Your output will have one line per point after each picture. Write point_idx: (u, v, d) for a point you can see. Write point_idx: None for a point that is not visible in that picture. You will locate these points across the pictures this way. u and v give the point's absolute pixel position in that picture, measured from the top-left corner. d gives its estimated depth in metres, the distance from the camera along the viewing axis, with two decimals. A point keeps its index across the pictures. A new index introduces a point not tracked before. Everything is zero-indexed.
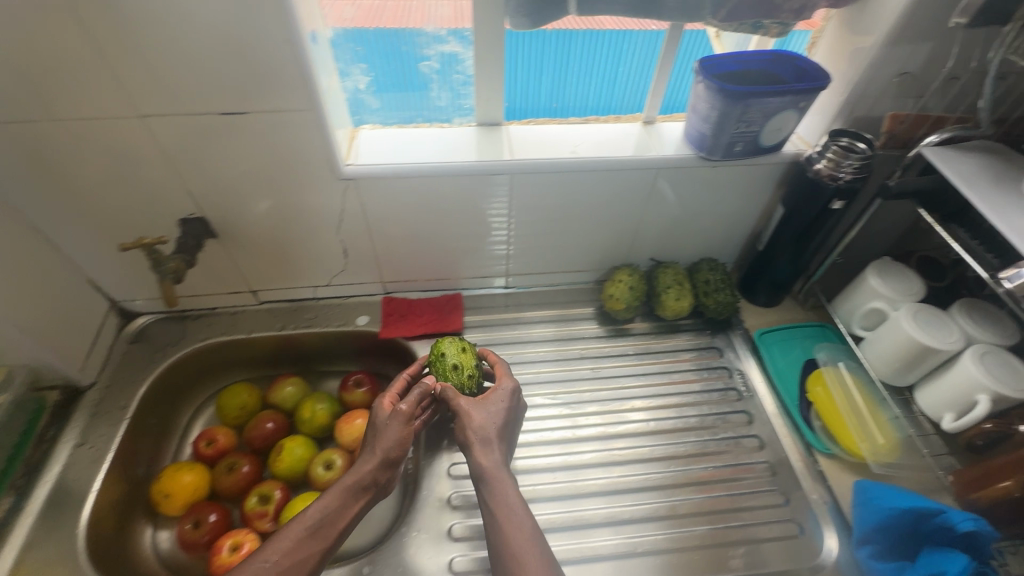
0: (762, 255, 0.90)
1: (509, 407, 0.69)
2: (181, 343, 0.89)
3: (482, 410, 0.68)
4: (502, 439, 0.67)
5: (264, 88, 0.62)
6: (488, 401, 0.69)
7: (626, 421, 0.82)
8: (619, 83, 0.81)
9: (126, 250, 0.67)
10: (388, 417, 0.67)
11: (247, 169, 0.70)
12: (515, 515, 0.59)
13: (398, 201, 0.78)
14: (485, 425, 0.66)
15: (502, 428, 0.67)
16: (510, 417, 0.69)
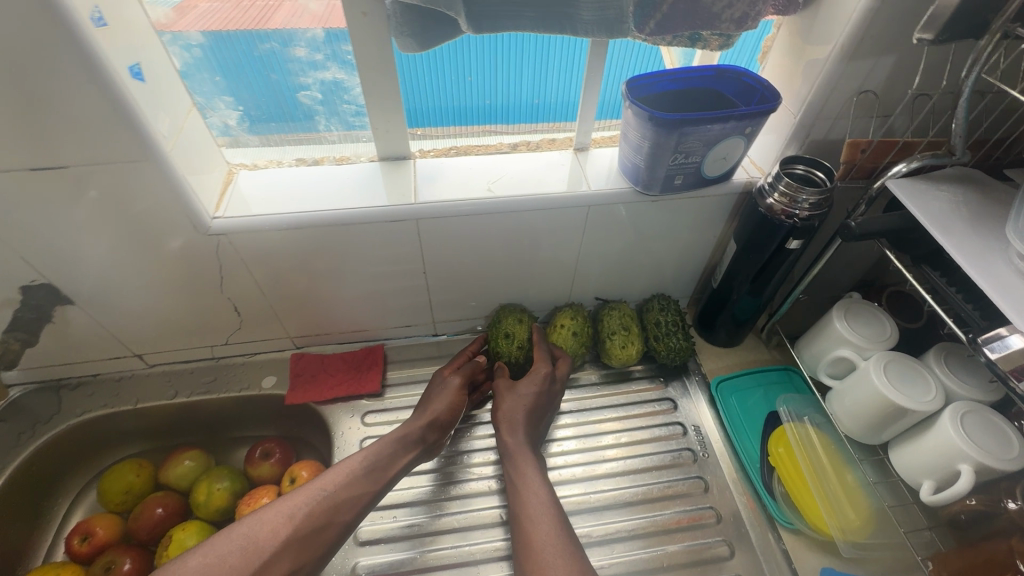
0: (718, 292, 0.79)
1: (544, 390, 0.72)
2: (54, 420, 0.77)
3: (520, 389, 0.72)
4: (531, 421, 0.70)
5: (84, 136, 0.50)
6: (524, 382, 0.72)
7: (598, 489, 0.72)
8: (546, 100, 0.71)
9: None
10: (442, 385, 0.75)
11: (92, 227, 0.58)
12: (531, 488, 0.63)
13: (287, 255, 0.67)
14: (520, 403, 0.70)
15: (534, 410, 0.70)
16: (547, 401, 0.72)
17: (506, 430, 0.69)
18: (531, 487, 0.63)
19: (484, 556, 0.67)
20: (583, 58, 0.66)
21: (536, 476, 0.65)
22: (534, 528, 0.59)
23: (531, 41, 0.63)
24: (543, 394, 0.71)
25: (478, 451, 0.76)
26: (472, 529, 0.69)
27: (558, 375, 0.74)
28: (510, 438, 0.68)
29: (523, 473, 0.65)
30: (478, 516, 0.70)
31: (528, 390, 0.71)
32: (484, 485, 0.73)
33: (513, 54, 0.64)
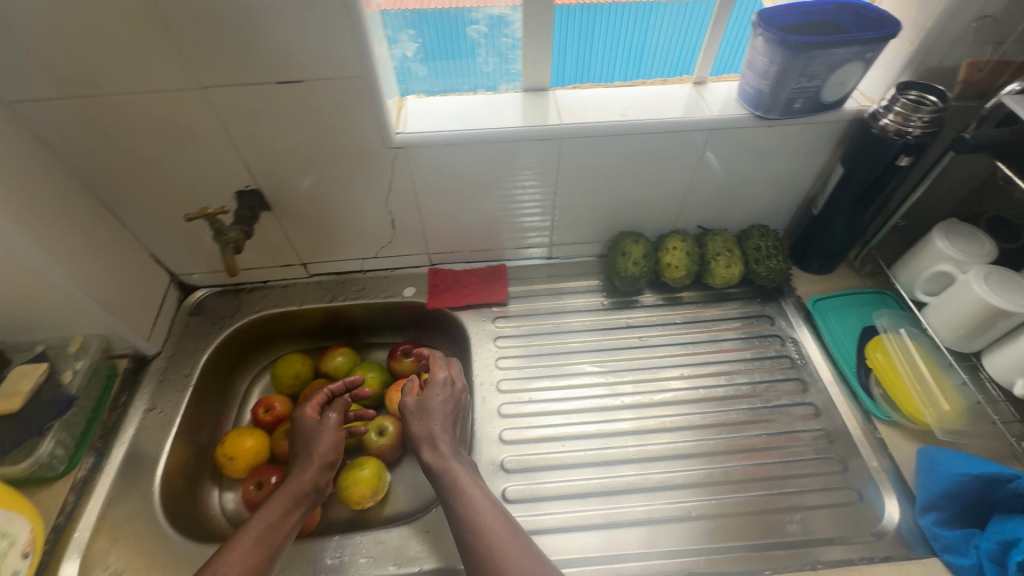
0: (816, 220, 0.86)
1: (454, 396, 0.72)
2: (238, 315, 0.92)
3: (432, 401, 0.71)
4: (450, 430, 0.69)
5: (321, 52, 0.62)
6: (432, 391, 0.72)
7: (666, 389, 0.82)
8: (671, 51, 0.80)
9: (191, 220, 0.68)
10: (320, 424, 0.73)
11: (301, 141, 0.71)
12: (473, 494, 0.62)
13: (446, 169, 0.78)
14: (436, 416, 0.70)
15: (448, 417, 0.70)
16: (459, 406, 0.72)
17: (430, 450, 0.67)
18: (469, 490, 0.62)
19: (607, 433, 0.78)
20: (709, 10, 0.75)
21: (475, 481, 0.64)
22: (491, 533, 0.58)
23: None
24: (454, 401, 0.71)
25: (592, 352, 0.87)
26: (596, 411, 0.80)
27: (457, 375, 0.74)
28: (434, 458, 0.66)
29: (455, 479, 0.64)
30: (598, 402, 0.81)
31: (435, 403, 0.70)
32: (603, 378, 0.84)
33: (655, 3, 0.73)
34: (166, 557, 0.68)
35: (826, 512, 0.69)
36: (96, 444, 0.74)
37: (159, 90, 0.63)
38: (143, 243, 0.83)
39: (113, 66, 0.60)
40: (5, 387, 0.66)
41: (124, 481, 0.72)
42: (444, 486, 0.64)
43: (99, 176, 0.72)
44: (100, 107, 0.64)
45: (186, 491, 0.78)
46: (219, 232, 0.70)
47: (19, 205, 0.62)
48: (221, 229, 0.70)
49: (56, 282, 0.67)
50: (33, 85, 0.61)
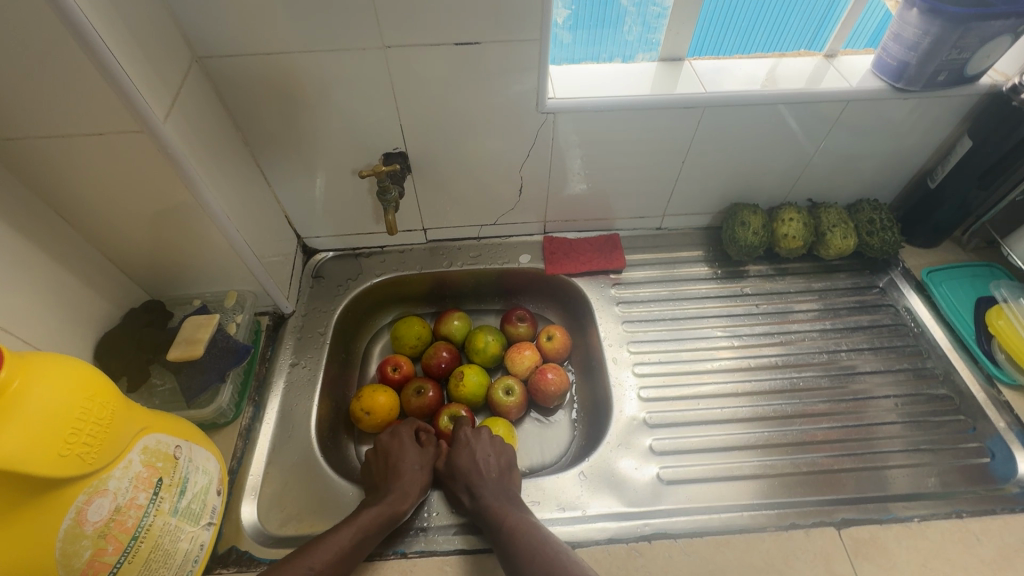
0: (932, 194, 0.89)
1: (484, 446, 0.74)
2: (360, 278, 0.94)
3: (463, 456, 0.72)
4: (488, 474, 0.70)
5: (504, 15, 0.64)
6: (459, 451, 0.73)
7: (716, 358, 0.85)
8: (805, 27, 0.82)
9: (365, 177, 0.72)
10: (407, 455, 0.72)
11: (458, 104, 0.74)
12: (519, 523, 0.63)
13: (587, 136, 0.81)
14: (468, 469, 0.71)
15: (491, 465, 0.71)
16: (491, 450, 0.74)
17: (472, 498, 0.68)
18: (523, 521, 0.64)
19: (738, 393, 0.81)
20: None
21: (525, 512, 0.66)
22: (550, 552, 0.59)
23: None
24: (483, 451, 0.73)
25: (711, 318, 0.90)
26: (726, 372, 0.83)
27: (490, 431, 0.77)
28: (476, 496, 0.68)
29: (502, 511, 0.65)
30: (724, 364, 0.84)
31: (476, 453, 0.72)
32: (728, 343, 0.87)
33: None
34: (335, 499, 0.71)
35: (959, 467, 0.73)
36: (253, 395, 0.78)
37: (342, 49, 0.66)
38: (280, 203, 0.86)
39: (306, 24, 0.63)
40: (185, 334, 0.69)
41: (283, 429, 0.76)
42: (491, 517, 0.65)
43: (260, 135, 0.75)
44: (282, 64, 0.67)
45: (332, 443, 0.81)
46: (386, 193, 0.76)
47: (208, 159, 0.65)
48: (387, 189, 0.76)
49: (231, 236, 0.70)
50: (228, 40, 0.64)
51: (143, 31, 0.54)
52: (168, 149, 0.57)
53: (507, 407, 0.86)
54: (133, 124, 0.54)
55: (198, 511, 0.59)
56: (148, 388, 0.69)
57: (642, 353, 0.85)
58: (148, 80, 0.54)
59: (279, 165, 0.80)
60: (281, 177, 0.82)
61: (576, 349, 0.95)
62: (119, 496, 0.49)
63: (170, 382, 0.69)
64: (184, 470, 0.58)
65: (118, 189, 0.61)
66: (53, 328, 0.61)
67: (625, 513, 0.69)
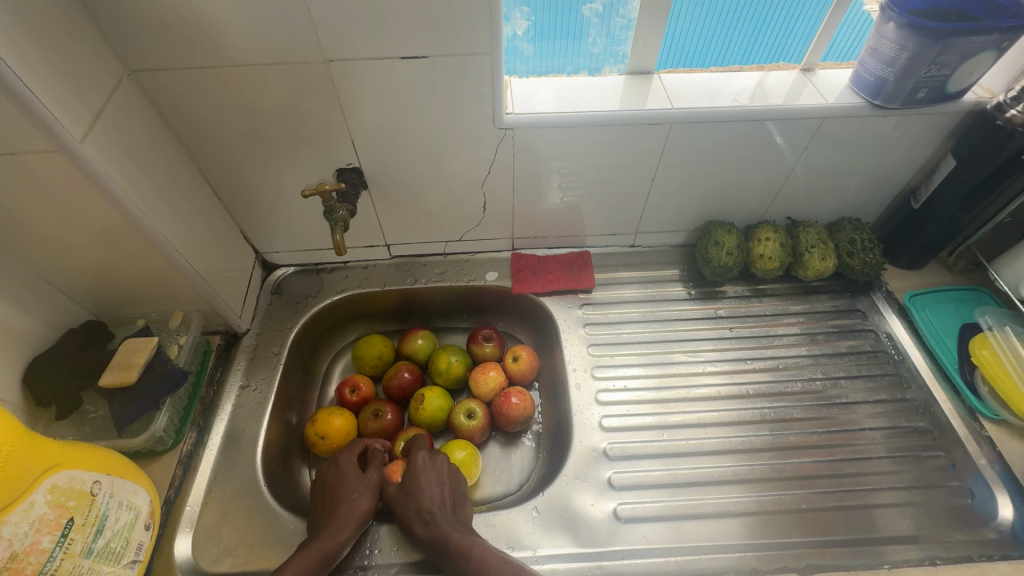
0: (916, 215, 0.85)
1: (436, 470, 0.70)
2: (321, 294, 0.91)
3: (413, 481, 0.68)
4: (443, 501, 0.67)
5: (452, 28, 0.61)
6: (413, 473, 0.69)
7: (696, 385, 0.81)
8: (780, 39, 0.78)
9: (309, 196, 0.69)
10: (352, 481, 0.69)
11: (411, 118, 0.71)
12: (484, 552, 0.61)
13: (550, 152, 0.77)
14: (422, 494, 0.67)
15: (442, 493, 0.68)
16: (443, 476, 0.70)
17: (426, 526, 0.65)
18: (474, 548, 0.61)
19: (708, 423, 0.77)
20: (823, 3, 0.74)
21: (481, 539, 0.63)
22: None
23: None
24: (437, 474, 0.69)
25: (683, 341, 0.86)
26: (694, 399, 0.80)
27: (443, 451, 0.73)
28: (430, 523, 0.64)
29: (459, 539, 0.62)
30: (694, 391, 0.80)
31: (425, 478, 0.69)
32: (700, 368, 0.83)
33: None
34: (275, 533, 0.68)
35: (938, 508, 0.69)
36: (197, 420, 0.75)
37: (284, 63, 0.63)
38: (234, 218, 0.83)
39: (244, 36, 0.60)
40: (121, 359, 0.66)
41: (227, 456, 0.73)
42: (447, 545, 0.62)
43: (206, 150, 0.72)
44: (223, 78, 0.64)
45: (282, 470, 0.78)
46: (331, 210, 0.73)
47: (143, 179, 0.62)
48: (332, 208, 0.74)
49: (170, 255, 0.67)
50: (161, 53, 0.61)
51: (58, 47, 0.52)
52: (90, 170, 0.54)
53: (469, 432, 0.83)
54: (48, 145, 0.51)
55: (119, 550, 0.56)
56: (80, 415, 0.66)
57: (608, 379, 0.82)
58: (64, 99, 0.51)
59: (229, 181, 0.77)
60: (232, 191, 0.79)
61: (544, 370, 0.92)
62: (16, 542, 0.46)
63: (103, 409, 0.67)
64: (104, 507, 0.55)
65: (42, 210, 0.58)
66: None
67: (579, 554, 0.65)
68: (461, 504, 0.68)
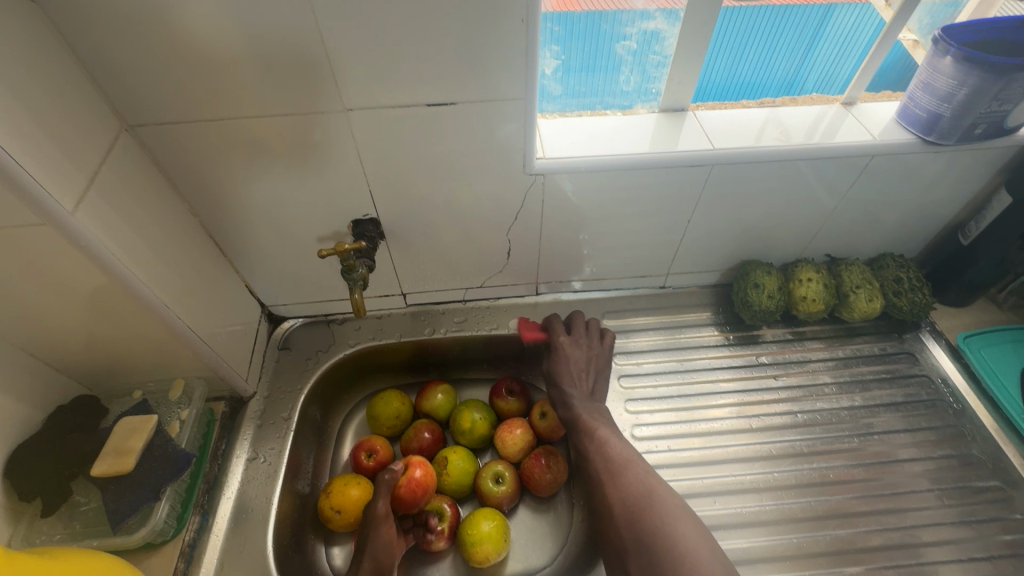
0: (965, 251, 0.80)
1: (588, 351, 0.77)
2: (332, 349, 0.84)
3: (560, 361, 0.76)
4: (583, 387, 0.74)
5: (483, 72, 0.56)
6: (569, 349, 0.76)
7: (724, 446, 0.75)
8: (826, 67, 0.73)
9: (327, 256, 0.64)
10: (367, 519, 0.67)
11: (436, 166, 0.65)
12: (652, 530, 0.57)
13: (583, 199, 0.73)
14: (568, 371, 0.75)
15: (585, 372, 0.75)
16: (593, 365, 0.76)
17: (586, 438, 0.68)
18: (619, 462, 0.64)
19: (761, 487, 0.72)
20: (871, 24, 0.69)
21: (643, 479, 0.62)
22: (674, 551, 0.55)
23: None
24: (588, 362, 0.76)
25: (714, 395, 0.80)
26: (737, 461, 0.74)
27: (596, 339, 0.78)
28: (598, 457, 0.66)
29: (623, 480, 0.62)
30: (708, 453, 0.74)
31: (570, 356, 0.76)
32: (743, 423, 0.77)
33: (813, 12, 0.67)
34: None
35: None
36: (200, 500, 0.67)
37: (297, 113, 0.58)
38: (238, 273, 0.76)
39: (254, 88, 0.55)
40: (116, 442, 0.60)
41: (235, 541, 0.66)
42: (608, 472, 0.64)
43: (211, 204, 0.66)
44: (228, 130, 0.58)
45: (295, 550, 0.70)
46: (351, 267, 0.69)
47: (143, 245, 0.56)
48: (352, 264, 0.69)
49: (171, 323, 0.61)
50: (161, 108, 0.55)
51: (48, 109, 0.46)
52: (86, 244, 0.49)
53: (498, 499, 0.76)
54: (35, 219, 0.45)
55: None
56: (69, 509, 0.60)
57: (651, 439, 0.76)
58: (56, 169, 0.46)
59: (232, 236, 0.71)
60: (237, 246, 0.73)
61: None
62: None
63: (94, 500, 0.60)
64: None
65: (28, 286, 0.52)
66: None
67: None
68: (603, 364, 0.77)
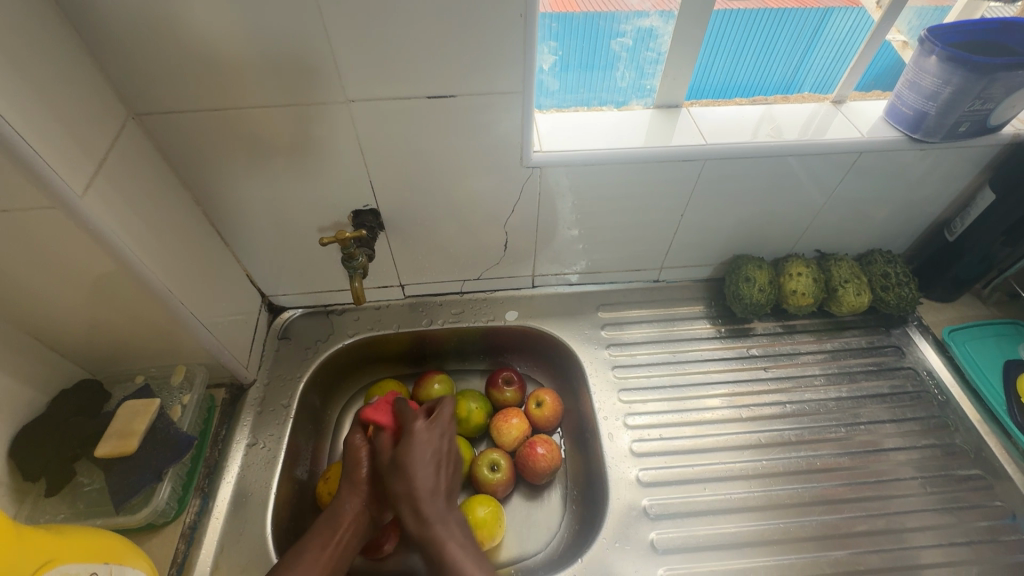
0: (951, 247, 0.82)
1: (432, 443, 0.66)
2: (331, 339, 0.86)
3: (408, 456, 0.64)
4: (432, 486, 0.63)
5: (482, 65, 0.58)
6: (413, 444, 0.64)
7: (714, 435, 0.77)
8: (823, 70, 0.76)
9: (327, 244, 0.66)
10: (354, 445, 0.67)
11: (436, 158, 0.67)
12: None
13: (579, 192, 0.74)
14: (415, 470, 0.63)
15: (432, 467, 0.64)
16: (441, 455, 0.66)
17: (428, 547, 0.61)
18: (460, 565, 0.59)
19: (750, 474, 0.74)
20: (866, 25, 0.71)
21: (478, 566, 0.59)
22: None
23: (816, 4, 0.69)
24: (433, 449, 0.65)
25: (706, 386, 0.82)
26: (728, 449, 0.76)
27: (441, 419, 0.68)
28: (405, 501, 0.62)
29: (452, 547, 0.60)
30: (699, 442, 0.76)
31: (421, 453, 0.64)
32: (733, 413, 0.79)
33: (807, 16, 0.69)
34: None
35: (993, 565, 0.67)
36: (201, 484, 0.69)
37: (300, 104, 0.59)
38: (239, 262, 0.78)
39: (258, 78, 0.56)
40: (119, 426, 0.61)
41: (236, 522, 0.67)
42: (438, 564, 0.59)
43: (213, 193, 0.68)
44: (232, 119, 0.60)
45: (293, 535, 0.71)
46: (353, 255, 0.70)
47: (147, 230, 0.58)
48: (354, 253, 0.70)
49: (174, 309, 0.62)
50: (164, 97, 0.57)
51: (58, 94, 0.48)
52: (93, 227, 0.50)
53: (492, 486, 0.77)
54: (44, 202, 0.46)
55: None
56: (73, 489, 0.61)
57: (644, 429, 0.77)
58: (65, 151, 0.47)
59: (234, 225, 0.72)
60: (238, 235, 0.74)
61: (569, 415, 0.86)
62: None
63: (98, 482, 0.62)
64: None
65: (35, 269, 0.53)
66: None
67: None
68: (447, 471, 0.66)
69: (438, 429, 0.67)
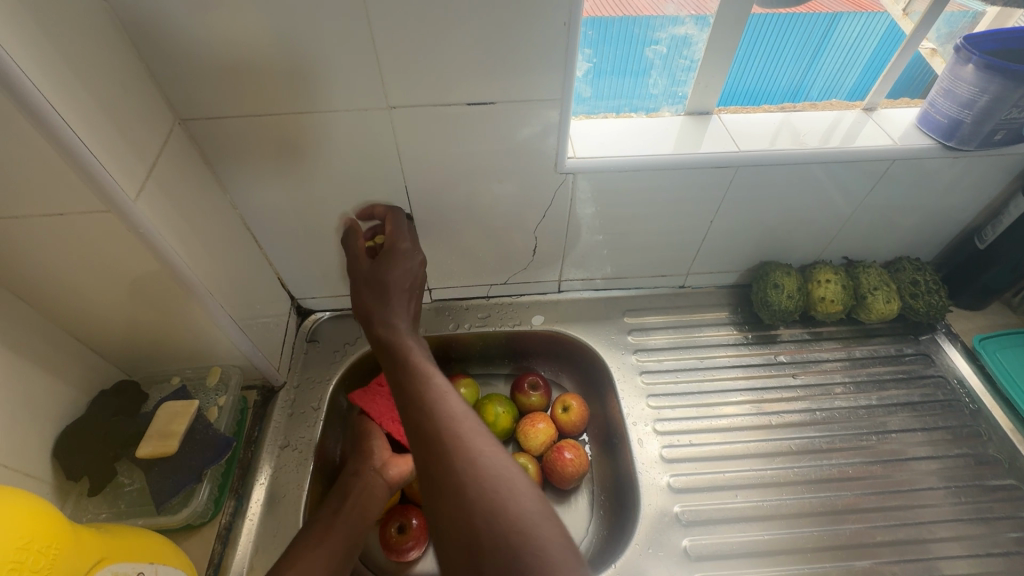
0: (981, 255, 0.82)
1: (410, 268, 0.66)
2: (358, 342, 0.86)
3: (384, 276, 0.64)
4: (405, 298, 0.64)
5: (522, 73, 0.58)
6: (391, 264, 0.65)
7: (743, 441, 0.77)
8: (830, 74, 0.75)
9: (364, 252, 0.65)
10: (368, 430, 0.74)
11: (471, 164, 0.67)
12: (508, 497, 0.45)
13: (610, 198, 0.74)
14: (389, 284, 0.64)
15: (404, 291, 0.64)
16: (415, 279, 0.66)
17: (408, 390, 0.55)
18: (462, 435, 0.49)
19: (781, 481, 0.73)
20: (878, 23, 0.69)
21: (531, 490, 0.45)
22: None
23: (825, 7, 0.67)
24: (408, 271, 0.65)
25: (734, 392, 0.82)
26: (758, 456, 0.75)
27: (400, 230, 0.68)
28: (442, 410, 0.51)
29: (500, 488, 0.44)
30: (728, 448, 0.76)
31: (392, 271, 0.64)
32: (763, 420, 0.79)
33: (816, 20, 0.68)
34: None
35: None
36: (235, 486, 0.69)
37: (341, 111, 0.60)
38: (272, 265, 0.78)
39: (302, 85, 0.57)
40: (158, 427, 0.62)
41: (269, 524, 0.67)
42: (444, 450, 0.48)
43: (251, 197, 0.68)
44: (273, 125, 0.61)
45: None
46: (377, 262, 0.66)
47: (191, 234, 0.58)
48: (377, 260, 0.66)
49: (213, 311, 0.63)
50: (209, 103, 0.58)
51: (113, 100, 0.49)
52: (143, 230, 0.51)
53: None
54: (100, 204, 0.48)
55: None
56: (114, 490, 0.61)
57: (673, 435, 0.77)
58: (117, 155, 0.48)
59: (269, 229, 0.73)
60: (272, 239, 0.75)
61: (595, 420, 0.86)
62: None
63: (138, 481, 0.62)
64: None
65: (85, 270, 0.54)
66: (18, 431, 0.54)
67: None
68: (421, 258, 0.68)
69: (412, 248, 0.68)
